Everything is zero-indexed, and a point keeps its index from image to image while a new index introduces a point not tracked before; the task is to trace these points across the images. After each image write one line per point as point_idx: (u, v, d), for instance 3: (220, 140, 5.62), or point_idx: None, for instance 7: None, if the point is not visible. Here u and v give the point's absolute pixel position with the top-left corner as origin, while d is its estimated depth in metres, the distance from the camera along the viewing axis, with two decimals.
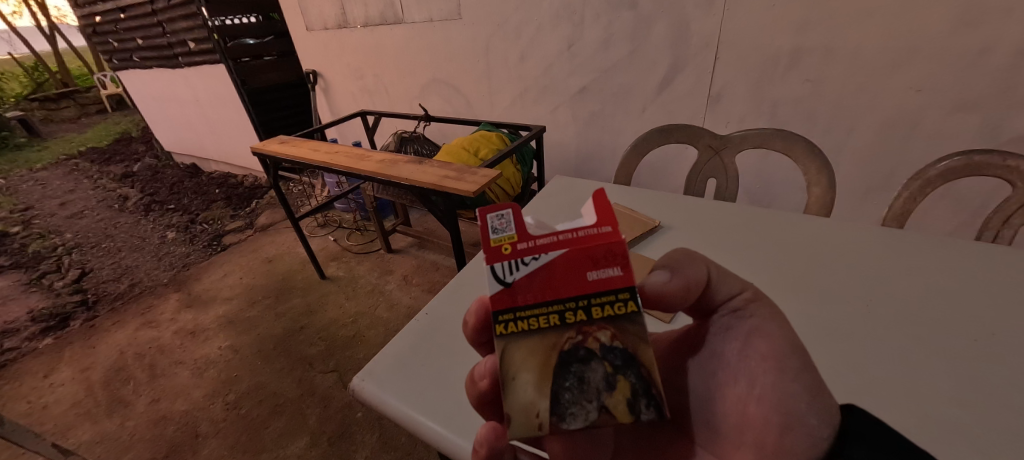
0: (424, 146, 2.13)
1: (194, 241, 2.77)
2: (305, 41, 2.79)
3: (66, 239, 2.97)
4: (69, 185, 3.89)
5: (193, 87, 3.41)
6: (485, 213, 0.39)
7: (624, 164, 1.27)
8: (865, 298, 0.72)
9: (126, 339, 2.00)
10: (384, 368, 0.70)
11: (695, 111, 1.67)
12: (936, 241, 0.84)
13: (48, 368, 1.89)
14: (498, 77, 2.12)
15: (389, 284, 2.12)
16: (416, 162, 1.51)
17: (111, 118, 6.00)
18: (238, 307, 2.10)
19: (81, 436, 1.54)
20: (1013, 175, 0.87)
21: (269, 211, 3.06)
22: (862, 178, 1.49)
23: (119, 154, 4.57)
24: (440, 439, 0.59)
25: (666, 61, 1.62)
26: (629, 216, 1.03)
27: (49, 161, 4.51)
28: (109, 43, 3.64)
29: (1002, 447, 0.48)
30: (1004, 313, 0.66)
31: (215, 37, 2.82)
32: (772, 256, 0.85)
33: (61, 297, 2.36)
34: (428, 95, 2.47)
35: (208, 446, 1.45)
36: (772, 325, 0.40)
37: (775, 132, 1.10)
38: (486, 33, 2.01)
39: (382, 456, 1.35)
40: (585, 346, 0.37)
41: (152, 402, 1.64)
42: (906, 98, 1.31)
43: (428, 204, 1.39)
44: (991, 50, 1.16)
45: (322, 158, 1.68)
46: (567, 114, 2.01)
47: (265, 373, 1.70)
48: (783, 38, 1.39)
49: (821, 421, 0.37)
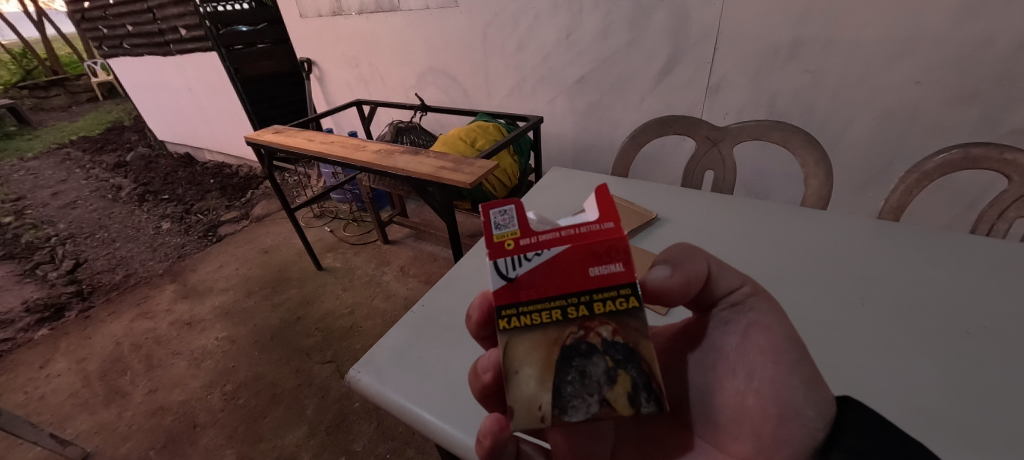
0: (421, 136, 2.11)
1: (189, 231, 2.75)
2: (299, 27, 2.73)
3: (60, 229, 2.94)
4: (61, 175, 3.84)
5: (186, 75, 3.35)
6: (488, 208, 0.38)
7: (622, 155, 1.25)
8: (862, 290, 0.72)
9: (123, 329, 1.99)
10: (381, 358, 0.71)
11: (695, 101, 1.65)
12: (931, 234, 0.84)
13: (44, 359, 1.89)
14: (495, 67, 2.09)
15: (386, 276, 2.11)
16: (413, 153, 1.50)
17: (104, 106, 5.90)
18: (234, 298, 2.10)
19: (80, 425, 1.55)
20: (1010, 168, 0.87)
21: (265, 201, 3.04)
22: (862, 169, 1.48)
23: (110, 143, 4.50)
24: (438, 431, 0.59)
25: (666, 51, 1.60)
26: (627, 208, 1.02)
27: (40, 151, 4.45)
28: (99, 30, 3.56)
29: (1005, 446, 0.48)
30: (996, 304, 0.67)
31: (208, 24, 2.77)
32: (771, 249, 0.84)
33: (55, 287, 2.35)
34: (425, 85, 2.44)
35: (207, 436, 1.45)
36: (770, 318, 0.41)
37: (773, 123, 1.10)
38: (484, 21, 1.98)
39: (380, 445, 1.36)
40: (587, 341, 0.37)
41: (150, 392, 1.64)
42: (904, 90, 1.30)
43: (426, 195, 1.38)
44: (991, 42, 1.15)
45: (316, 148, 1.66)
46: (565, 104, 2.00)
47: (264, 364, 1.70)
48: (783, 29, 1.38)
49: (816, 412, 0.38)
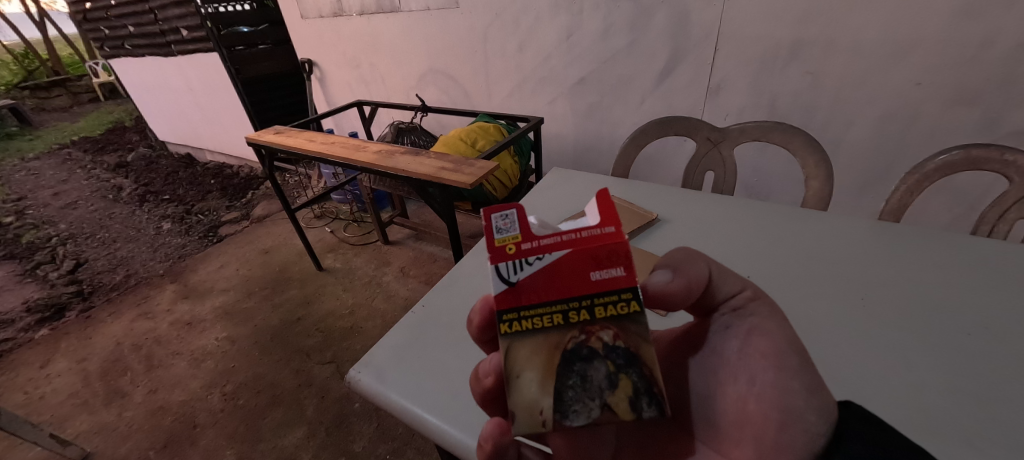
0: (421, 137, 2.12)
1: (190, 231, 2.76)
2: (300, 28, 2.73)
3: (61, 229, 2.94)
4: (62, 175, 3.85)
5: (187, 75, 3.35)
6: (489, 213, 0.38)
7: (622, 156, 1.25)
8: (862, 291, 0.72)
9: (123, 330, 1.99)
10: (381, 358, 0.71)
11: (695, 102, 1.65)
12: (933, 235, 0.84)
13: (44, 359, 1.89)
14: (495, 68, 2.09)
15: (386, 276, 2.11)
16: (414, 153, 1.50)
17: (104, 106, 5.92)
18: (234, 298, 2.10)
19: (79, 425, 1.55)
20: (1011, 169, 0.87)
21: (266, 202, 3.04)
22: (862, 171, 1.49)
23: (112, 144, 4.51)
24: (438, 432, 0.59)
25: (666, 52, 1.61)
26: (627, 208, 1.02)
27: (42, 151, 4.46)
28: (101, 30, 3.57)
29: (1003, 447, 0.48)
30: (996, 305, 0.66)
31: (209, 25, 2.78)
32: (772, 251, 0.84)
33: (56, 288, 2.35)
34: (426, 86, 2.44)
35: (207, 436, 1.45)
36: (771, 323, 0.41)
37: (773, 124, 1.09)
38: (484, 22, 1.98)
39: (379, 446, 1.36)
40: (588, 345, 0.37)
41: (150, 392, 1.64)
42: (905, 92, 1.30)
43: (426, 195, 1.38)
44: (992, 43, 1.15)
45: (317, 149, 1.66)
46: (565, 105, 2.00)
47: (264, 364, 1.70)
48: (784, 30, 1.38)
49: (818, 418, 0.37)
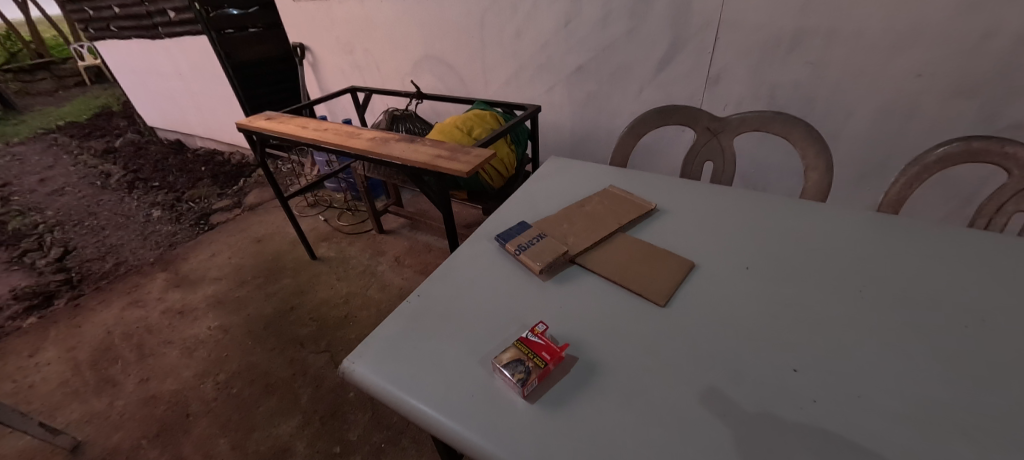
0: (417, 125, 2.09)
1: (181, 219, 2.71)
2: (291, 12, 2.66)
3: (47, 216, 2.88)
4: (48, 161, 3.76)
5: (176, 60, 3.27)
6: None
7: (620, 146, 1.23)
8: (860, 283, 0.72)
9: (114, 318, 1.96)
10: (374, 348, 0.70)
11: (694, 91, 1.63)
12: (931, 227, 0.83)
13: (33, 347, 1.86)
14: (492, 54, 2.06)
15: (381, 265, 2.10)
16: (408, 140, 1.47)
17: (91, 91, 5.77)
18: (226, 287, 2.07)
19: (70, 414, 1.54)
20: (1011, 162, 0.86)
21: (258, 190, 3.00)
22: (860, 163, 1.48)
23: (99, 129, 4.41)
24: (433, 425, 0.58)
25: (666, 39, 1.58)
26: (626, 198, 1.01)
27: (26, 136, 4.35)
28: (84, 11, 3.45)
29: (1001, 442, 0.48)
30: (994, 298, 0.66)
31: (197, 7, 2.67)
32: (771, 243, 0.83)
33: (44, 275, 2.31)
34: (421, 73, 2.40)
35: (200, 425, 1.44)
36: None
37: (775, 114, 1.08)
38: (481, 7, 1.94)
39: (373, 435, 1.36)
40: None
41: (142, 381, 1.63)
42: (905, 83, 1.29)
43: (421, 184, 1.35)
44: (994, 34, 1.14)
45: (310, 135, 1.62)
46: (563, 93, 1.97)
47: (257, 353, 1.69)
48: (785, 19, 1.36)
49: None
